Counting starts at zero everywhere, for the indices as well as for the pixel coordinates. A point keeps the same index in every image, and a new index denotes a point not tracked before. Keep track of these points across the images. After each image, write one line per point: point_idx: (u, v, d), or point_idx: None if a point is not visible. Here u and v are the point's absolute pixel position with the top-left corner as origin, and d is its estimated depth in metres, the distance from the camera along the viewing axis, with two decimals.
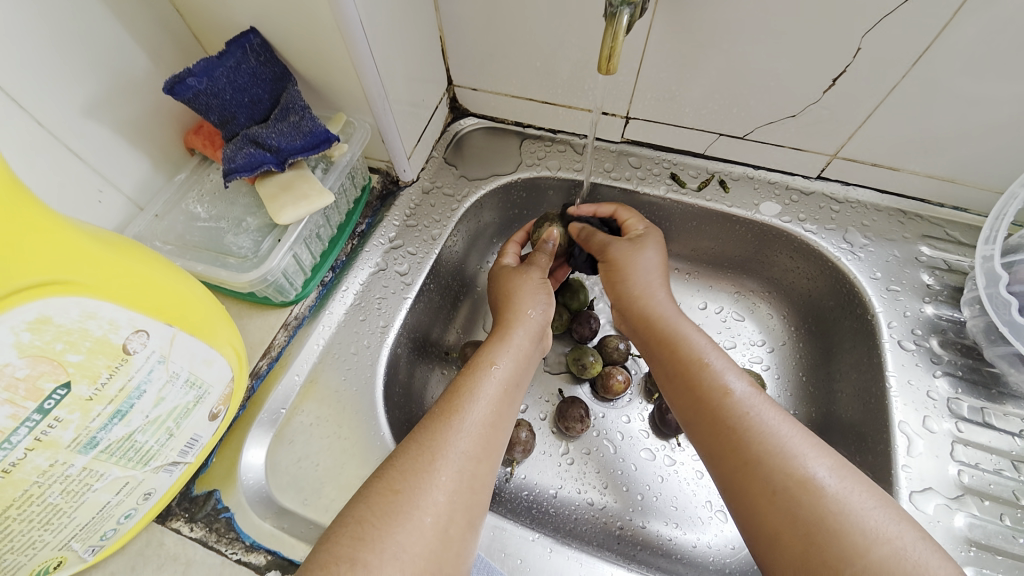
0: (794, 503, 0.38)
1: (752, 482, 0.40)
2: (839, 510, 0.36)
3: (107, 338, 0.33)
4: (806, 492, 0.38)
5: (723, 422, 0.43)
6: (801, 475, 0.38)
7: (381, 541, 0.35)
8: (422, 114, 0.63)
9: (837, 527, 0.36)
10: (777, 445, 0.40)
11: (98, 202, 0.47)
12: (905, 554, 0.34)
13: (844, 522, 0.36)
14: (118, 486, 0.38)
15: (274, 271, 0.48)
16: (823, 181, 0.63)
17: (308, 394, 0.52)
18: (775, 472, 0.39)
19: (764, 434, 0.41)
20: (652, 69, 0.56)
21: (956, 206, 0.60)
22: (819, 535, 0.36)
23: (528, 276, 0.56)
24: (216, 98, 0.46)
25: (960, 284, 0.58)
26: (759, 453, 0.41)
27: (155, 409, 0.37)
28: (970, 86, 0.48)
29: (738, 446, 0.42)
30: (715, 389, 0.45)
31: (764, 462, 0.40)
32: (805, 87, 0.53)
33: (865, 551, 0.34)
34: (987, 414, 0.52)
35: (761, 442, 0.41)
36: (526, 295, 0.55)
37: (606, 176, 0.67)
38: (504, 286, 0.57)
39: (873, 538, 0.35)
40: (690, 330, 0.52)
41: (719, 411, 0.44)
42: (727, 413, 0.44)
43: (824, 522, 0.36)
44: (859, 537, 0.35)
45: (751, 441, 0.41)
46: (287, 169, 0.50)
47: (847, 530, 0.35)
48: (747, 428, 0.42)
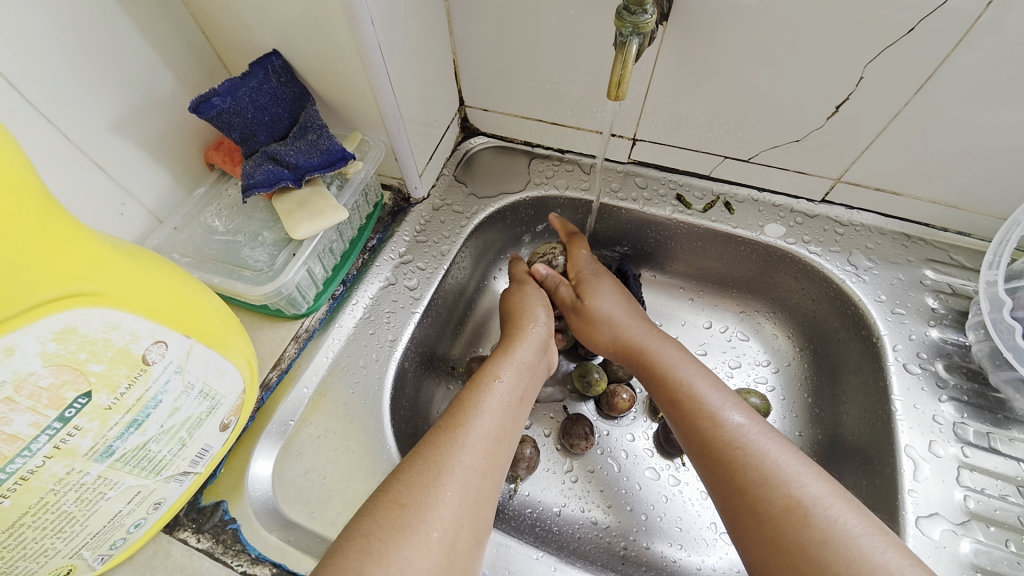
0: (781, 533, 0.38)
1: (743, 510, 0.41)
2: (825, 539, 0.37)
3: (128, 349, 0.34)
4: (792, 521, 0.38)
5: (716, 441, 0.44)
6: (787, 503, 0.39)
7: (388, 555, 0.35)
8: (435, 133, 0.64)
9: (822, 557, 0.36)
10: (766, 472, 0.41)
11: (120, 215, 0.48)
12: None
13: (829, 553, 0.36)
14: (130, 495, 0.38)
15: (288, 284, 0.49)
16: (827, 205, 0.64)
17: (317, 407, 0.52)
18: (764, 500, 0.40)
19: (757, 456, 0.42)
20: (659, 93, 0.58)
21: (960, 231, 0.61)
22: (806, 565, 0.36)
23: (532, 300, 0.59)
24: (238, 117, 0.48)
25: (965, 308, 0.58)
26: (748, 479, 0.41)
27: (170, 419, 0.38)
28: (971, 114, 0.49)
29: (733, 468, 0.42)
30: (707, 411, 0.46)
31: (751, 491, 0.41)
32: (808, 112, 0.54)
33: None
34: (993, 439, 0.51)
35: (750, 470, 0.41)
36: (536, 312, 0.58)
37: (613, 196, 0.68)
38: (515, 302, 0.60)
39: (859, 569, 0.35)
40: (681, 353, 0.53)
41: (709, 438, 0.45)
42: (717, 441, 0.44)
43: (810, 552, 0.36)
44: (845, 568, 0.35)
45: (740, 469, 0.42)
46: (303, 186, 0.51)
47: (834, 561, 0.36)
48: (741, 450, 0.43)
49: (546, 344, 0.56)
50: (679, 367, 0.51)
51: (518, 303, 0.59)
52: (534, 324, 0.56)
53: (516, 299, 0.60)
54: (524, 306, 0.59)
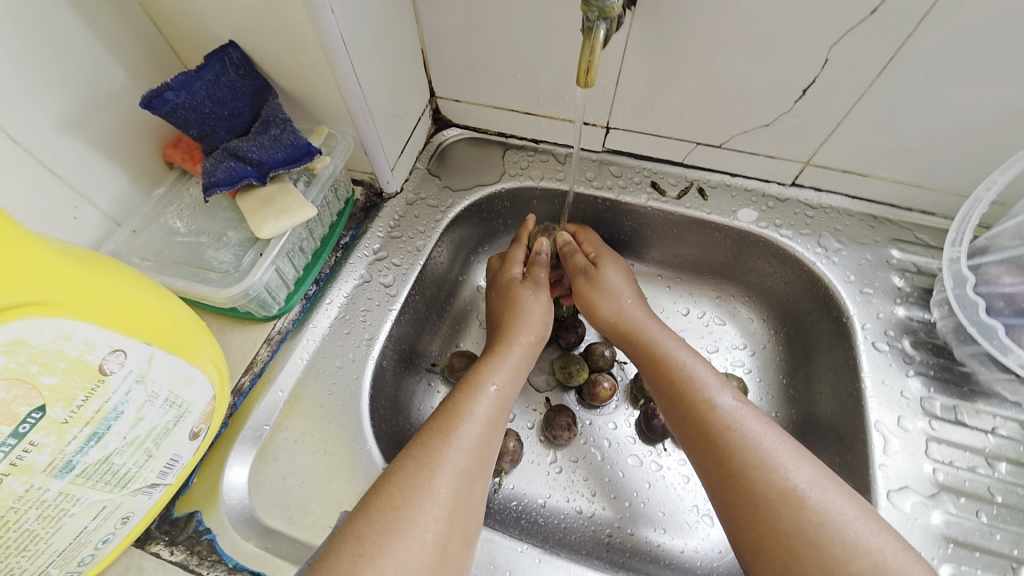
0: (776, 515, 0.38)
1: (739, 496, 0.41)
2: (820, 521, 0.37)
3: (82, 359, 0.32)
4: (787, 504, 0.39)
5: (710, 433, 0.44)
6: (783, 487, 0.39)
7: (383, 560, 0.34)
8: (406, 126, 0.63)
9: (817, 538, 0.37)
10: (761, 457, 0.41)
11: (74, 218, 0.46)
12: (885, 566, 0.35)
13: (821, 536, 0.37)
14: (95, 510, 0.36)
15: (256, 285, 0.48)
16: (797, 188, 0.65)
17: (292, 410, 0.51)
18: (756, 490, 0.40)
19: (749, 446, 0.42)
20: (632, 80, 0.57)
21: (924, 210, 0.63)
22: (801, 547, 0.37)
23: (524, 300, 0.58)
24: (195, 112, 0.46)
25: (929, 285, 0.60)
26: (744, 464, 0.41)
27: (133, 429, 0.36)
28: (933, 93, 0.50)
29: (727, 458, 0.42)
30: (702, 403, 0.46)
31: (743, 481, 0.41)
32: (778, 97, 0.55)
33: (844, 563, 0.36)
34: (960, 412, 0.53)
35: (746, 453, 0.42)
36: (522, 311, 0.57)
37: (588, 185, 0.68)
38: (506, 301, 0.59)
39: (852, 550, 0.36)
40: (679, 344, 0.52)
41: (705, 424, 0.45)
42: (712, 434, 0.44)
43: (804, 534, 0.37)
44: (838, 549, 0.36)
45: (736, 453, 0.42)
46: (268, 184, 0.49)
47: (829, 542, 0.36)
48: (732, 440, 0.43)
49: (532, 347, 0.55)
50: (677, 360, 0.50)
51: (512, 303, 0.58)
52: (523, 327, 0.56)
53: (509, 300, 0.58)
54: (517, 306, 0.57)
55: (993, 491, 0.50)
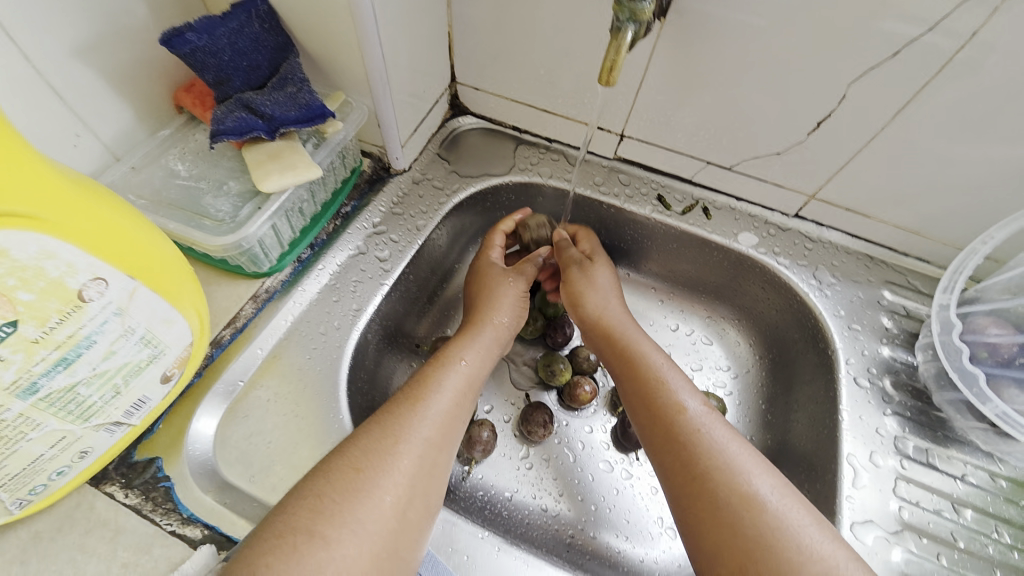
0: (735, 517, 0.38)
1: (699, 496, 0.40)
2: (778, 525, 0.38)
3: (62, 281, 0.31)
4: (748, 507, 0.39)
5: (675, 433, 0.44)
6: (744, 491, 0.39)
7: (340, 517, 0.34)
8: (422, 106, 0.63)
9: (775, 543, 0.37)
10: (724, 460, 0.41)
11: (74, 145, 0.45)
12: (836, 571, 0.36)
13: (778, 539, 0.37)
14: (53, 439, 0.35)
15: (250, 238, 0.47)
16: (799, 220, 0.66)
17: (270, 369, 0.50)
18: (717, 492, 0.40)
19: (713, 447, 0.42)
20: (651, 91, 0.58)
21: (920, 257, 0.64)
22: (758, 550, 0.37)
23: (503, 286, 0.58)
24: (213, 57, 0.46)
25: (916, 330, 0.60)
26: (708, 466, 0.41)
27: (104, 362, 0.36)
28: (942, 145, 0.51)
29: (689, 458, 0.42)
30: (669, 402, 0.46)
31: (704, 481, 0.41)
32: (792, 127, 0.55)
33: (799, 568, 0.36)
34: (932, 455, 0.54)
35: (709, 455, 0.42)
36: (501, 297, 0.57)
37: (595, 190, 0.68)
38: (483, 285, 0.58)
39: (808, 555, 0.36)
40: (651, 345, 0.53)
41: (671, 424, 0.45)
42: (677, 433, 0.44)
43: (762, 538, 0.37)
44: (794, 553, 0.36)
45: (699, 453, 0.42)
46: (277, 139, 0.49)
47: (786, 547, 0.37)
48: (697, 440, 0.43)
49: (506, 334, 0.56)
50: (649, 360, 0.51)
51: (492, 287, 0.57)
52: (497, 311, 0.56)
53: (486, 283, 0.58)
54: (495, 291, 0.57)
55: (956, 535, 0.50)
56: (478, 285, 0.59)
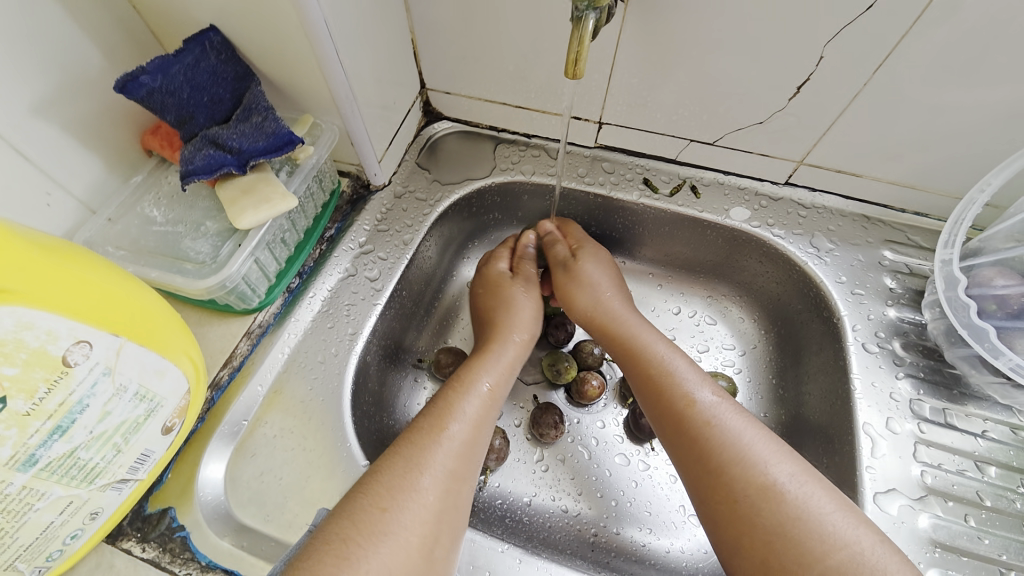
0: (755, 511, 0.38)
1: (717, 491, 0.40)
2: (799, 516, 0.37)
3: (44, 350, 0.31)
4: (767, 499, 0.38)
5: (687, 428, 0.43)
6: (762, 483, 0.39)
7: (366, 562, 0.33)
8: (395, 118, 0.62)
9: (797, 533, 0.36)
10: (740, 452, 0.40)
11: (47, 205, 0.44)
12: (863, 559, 0.35)
13: (802, 530, 0.36)
14: (61, 506, 0.35)
15: (233, 277, 0.46)
16: (791, 187, 0.64)
17: (273, 404, 0.50)
18: (737, 485, 0.39)
19: (727, 441, 0.41)
20: (624, 74, 0.56)
21: (917, 211, 0.62)
22: (780, 543, 0.36)
23: (513, 296, 0.57)
24: (172, 96, 0.44)
25: (921, 287, 0.59)
26: (724, 460, 0.40)
27: (100, 424, 0.35)
28: (926, 95, 0.50)
29: (705, 453, 0.42)
30: (679, 397, 0.45)
31: (726, 472, 0.40)
32: (772, 94, 0.54)
33: (821, 556, 0.35)
34: (949, 414, 0.53)
35: (725, 450, 0.41)
36: (515, 306, 0.57)
37: (580, 181, 0.67)
38: (494, 298, 0.58)
39: (831, 543, 0.35)
40: (654, 337, 0.52)
41: (683, 421, 0.44)
42: (690, 426, 0.43)
43: (783, 530, 0.37)
44: (817, 543, 0.36)
45: (714, 449, 0.41)
46: (249, 172, 0.48)
47: (807, 536, 0.36)
48: (709, 435, 0.42)
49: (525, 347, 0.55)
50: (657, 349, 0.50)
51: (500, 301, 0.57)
52: (508, 324, 0.55)
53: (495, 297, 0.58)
54: (503, 303, 0.57)
55: (981, 495, 0.49)
56: (489, 301, 0.58)
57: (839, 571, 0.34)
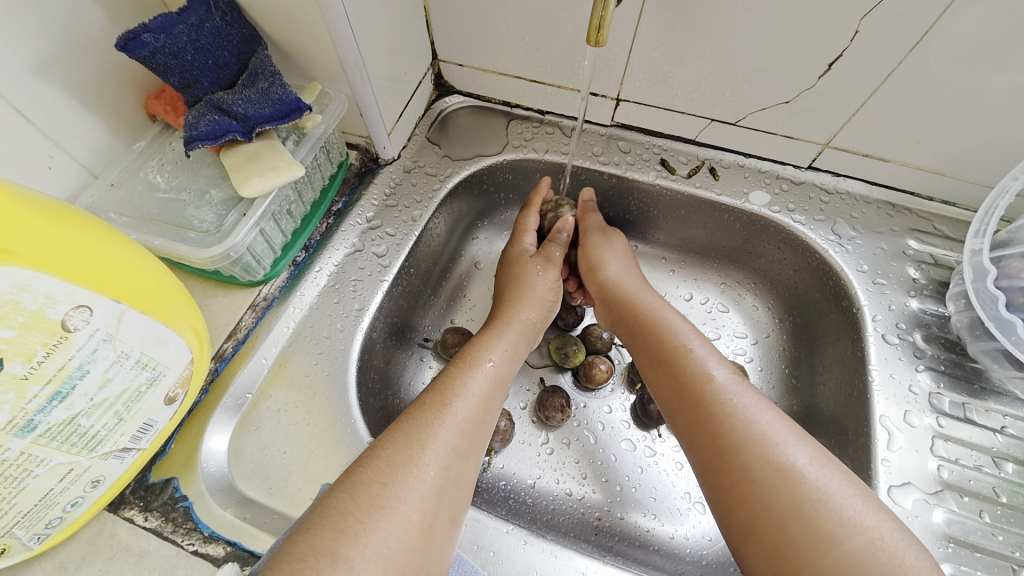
0: (771, 493, 0.37)
1: (727, 469, 0.39)
2: (819, 497, 0.35)
3: (42, 314, 0.30)
4: (785, 479, 0.37)
5: (704, 407, 0.42)
6: (779, 463, 0.37)
7: (365, 536, 0.32)
8: (405, 89, 0.59)
9: (813, 515, 0.35)
10: (759, 433, 0.39)
11: (48, 168, 0.43)
12: (882, 544, 0.33)
13: (822, 512, 0.35)
14: (61, 473, 0.35)
15: (238, 246, 0.45)
16: (813, 172, 0.62)
17: (277, 378, 0.49)
18: (753, 464, 0.38)
19: (745, 421, 0.40)
20: (645, 47, 0.54)
21: (945, 200, 0.60)
22: (797, 526, 0.35)
23: (531, 277, 0.56)
24: (175, 58, 0.43)
25: (946, 278, 0.57)
26: (740, 441, 0.39)
27: (101, 391, 0.34)
28: (965, 77, 0.47)
29: (720, 432, 0.40)
30: (697, 374, 0.44)
31: (744, 451, 0.39)
32: (801, 72, 0.51)
33: (840, 541, 0.34)
34: (969, 409, 0.51)
35: (743, 428, 0.40)
36: (529, 291, 0.55)
37: (595, 160, 0.65)
38: (512, 275, 0.57)
39: (850, 527, 0.34)
40: (673, 317, 0.51)
41: (700, 398, 0.43)
42: (709, 402, 0.42)
43: (800, 511, 0.35)
44: (835, 526, 0.34)
45: (733, 427, 0.40)
46: (254, 139, 0.47)
47: (826, 519, 0.35)
48: (728, 414, 0.41)
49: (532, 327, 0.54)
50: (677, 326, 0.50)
51: (517, 278, 0.56)
52: (531, 309, 0.54)
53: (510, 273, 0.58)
54: (522, 282, 0.56)
55: (998, 491, 0.48)
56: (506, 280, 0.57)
57: (858, 556, 0.33)
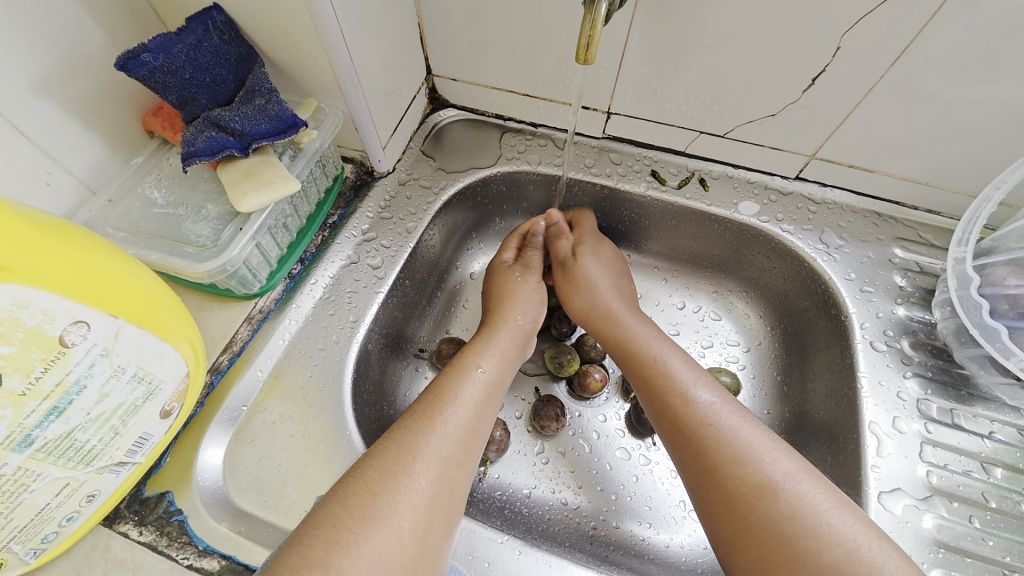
0: (749, 509, 0.37)
1: (710, 486, 0.40)
2: (793, 513, 0.36)
3: (41, 330, 0.30)
4: (761, 497, 0.37)
5: (685, 427, 0.43)
6: (757, 480, 0.38)
7: (357, 547, 0.32)
8: (400, 104, 0.61)
9: (790, 530, 0.35)
10: (736, 451, 0.40)
11: (47, 184, 0.44)
12: (859, 556, 0.34)
13: (797, 527, 0.35)
14: (57, 487, 0.35)
15: (234, 260, 0.46)
16: (801, 182, 0.63)
17: (272, 390, 0.50)
18: (732, 480, 0.39)
19: (723, 439, 0.41)
20: (634, 63, 0.55)
21: (930, 209, 0.61)
22: (773, 540, 0.35)
23: (517, 286, 0.57)
24: (174, 76, 0.43)
25: (932, 286, 0.58)
26: (718, 459, 0.40)
27: (98, 406, 0.35)
28: (943, 90, 0.49)
29: (700, 450, 0.41)
30: (676, 395, 0.45)
31: (723, 467, 0.39)
32: (785, 86, 0.53)
33: (816, 554, 0.34)
34: (957, 415, 0.52)
35: (720, 447, 0.40)
36: (513, 296, 0.56)
37: (587, 172, 0.66)
38: (496, 287, 0.58)
39: (825, 541, 0.35)
40: (652, 335, 0.52)
41: (681, 418, 0.44)
42: (689, 420, 0.43)
43: (776, 527, 0.36)
44: (811, 541, 0.35)
45: (711, 445, 0.41)
46: (251, 155, 0.47)
47: (800, 534, 0.35)
48: (706, 434, 0.42)
49: (524, 336, 0.54)
50: (654, 345, 0.50)
51: (502, 289, 0.57)
52: (521, 317, 0.55)
53: (501, 276, 0.59)
54: (506, 292, 0.57)
55: (987, 496, 0.49)
56: (493, 289, 0.58)
57: (834, 568, 0.33)
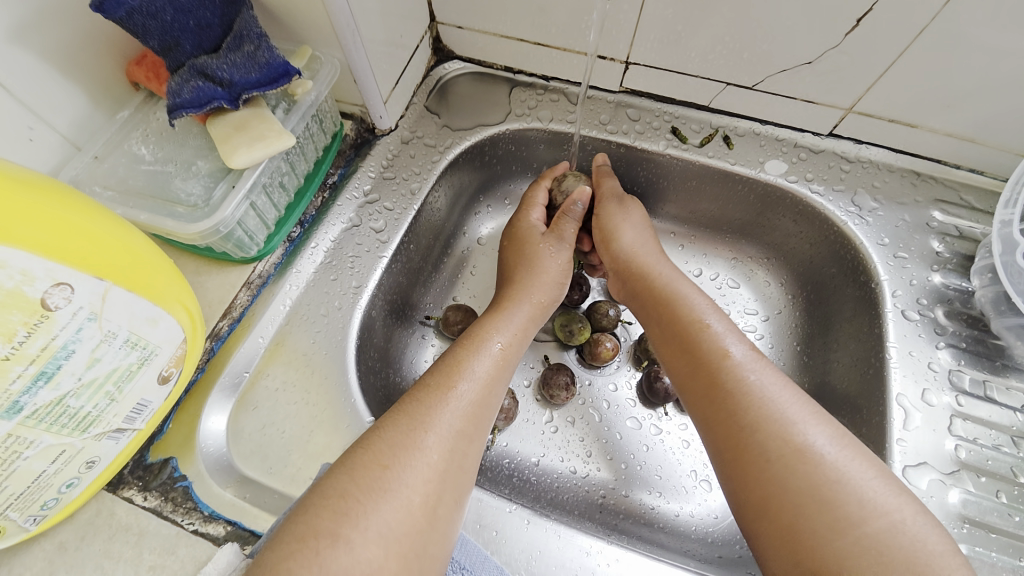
0: (789, 471, 0.35)
1: (742, 444, 0.37)
2: (836, 479, 0.34)
3: (20, 291, 0.29)
4: (803, 460, 0.35)
5: (721, 383, 0.40)
6: (798, 442, 0.36)
7: (365, 518, 0.31)
8: (401, 54, 0.56)
9: (833, 497, 0.33)
10: (777, 410, 0.38)
11: (28, 139, 0.41)
12: (902, 529, 0.32)
13: (840, 493, 0.34)
14: (53, 454, 0.34)
15: (228, 221, 0.43)
16: (834, 139, 0.59)
17: (275, 357, 0.48)
18: (773, 441, 0.36)
19: (764, 397, 0.38)
20: (657, 4, 0.50)
21: (973, 168, 0.56)
22: (813, 506, 0.33)
23: (541, 253, 0.54)
24: (155, 19, 0.40)
25: (972, 252, 0.54)
26: (758, 418, 0.38)
27: (89, 371, 0.33)
28: (1006, 32, 0.43)
29: (737, 409, 0.39)
30: (713, 351, 0.42)
31: (763, 427, 0.37)
32: (825, 30, 0.48)
33: (859, 523, 0.32)
34: (990, 387, 0.49)
35: (760, 405, 0.38)
36: (540, 267, 0.53)
37: (602, 129, 0.62)
38: (518, 249, 0.55)
39: (869, 509, 0.33)
40: (685, 289, 0.49)
41: (717, 373, 0.41)
42: (726, 374, 0.41)
43: (816, 494, 0.34)
44: (854, 508, 0.33)
45: (752, 402, 0.38)
46: (242, 107, 0.44)
47: (844, 500, 0.33)
48: (745, 391, 0.39)
49: (541, 306, 0.52)
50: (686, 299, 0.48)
51: (529, 253, 0.54)
52: (543, 288, 0.52)
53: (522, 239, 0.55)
54: (532, 254, 0.54)
55: (1017, 471, 0.47)
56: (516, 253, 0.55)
57: (876, 539, 0.32)
